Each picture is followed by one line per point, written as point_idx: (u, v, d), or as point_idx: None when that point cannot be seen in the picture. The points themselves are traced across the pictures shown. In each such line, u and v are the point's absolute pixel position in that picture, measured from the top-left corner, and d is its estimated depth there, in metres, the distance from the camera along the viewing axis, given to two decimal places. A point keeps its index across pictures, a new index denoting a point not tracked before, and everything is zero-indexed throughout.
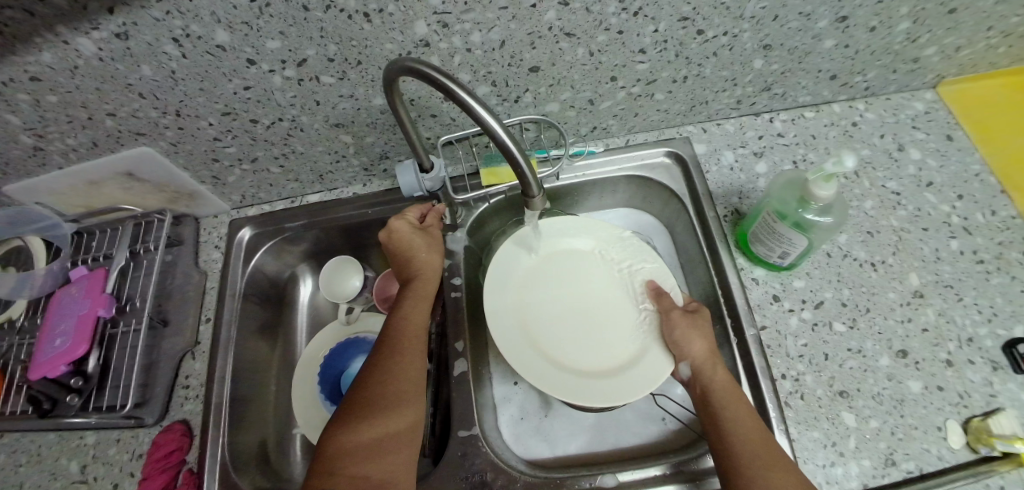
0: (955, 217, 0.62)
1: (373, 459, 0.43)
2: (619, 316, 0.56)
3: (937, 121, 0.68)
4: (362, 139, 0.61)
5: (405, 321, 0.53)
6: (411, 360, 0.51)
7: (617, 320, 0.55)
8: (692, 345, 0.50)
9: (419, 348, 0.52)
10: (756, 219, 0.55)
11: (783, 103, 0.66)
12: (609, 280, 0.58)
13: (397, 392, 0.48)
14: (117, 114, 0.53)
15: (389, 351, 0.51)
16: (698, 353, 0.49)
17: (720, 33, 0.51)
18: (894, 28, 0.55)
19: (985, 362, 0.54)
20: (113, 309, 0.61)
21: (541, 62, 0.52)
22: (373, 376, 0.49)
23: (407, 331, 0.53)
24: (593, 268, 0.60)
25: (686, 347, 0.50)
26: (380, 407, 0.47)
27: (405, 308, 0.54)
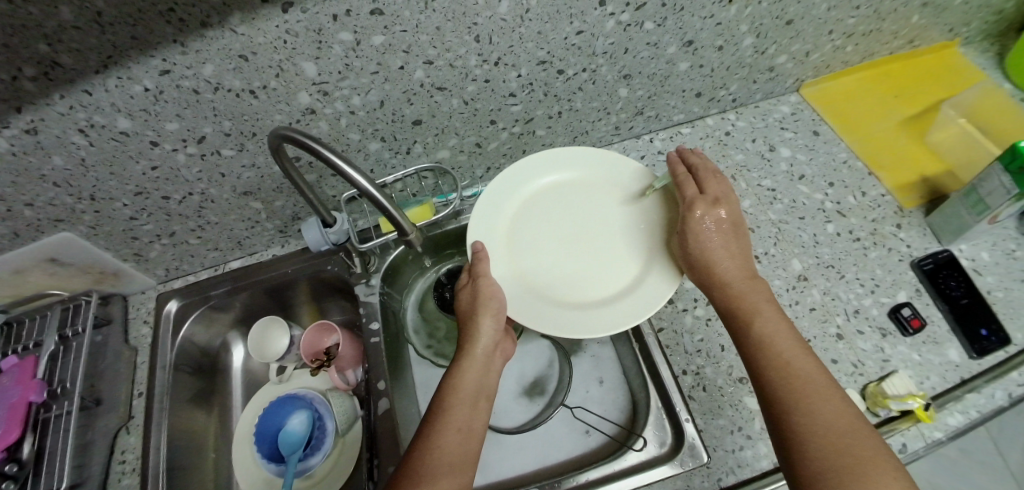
0: (829, 203, 0.68)
1: (434, 478, 0.42)
2: (600, 249, 0.58)
3: (803, 120, 0.75)
4: (271, 203, 0.65)
5: (473, 306, 0.53)
6: (478, 363, 0.51)
7: (601, 250, 0.57)
8: (710, 241, 0.51)
9: (469, 376, 0.50)
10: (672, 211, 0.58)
11: (659, 124, 0.73)
12: (587, 218, 0.60)
13: (475, 379, 0.50)
14: (34, 204, 0.56)
15: (441, 387, 0.50)
16: (720, 249, 0.50)
17: (579, 70, 0.58)
18: (740, 44, 0.63)
19: (875, 330, 0.59)
20: (46, 393, 0.62)
21: (421, 115, 0.57)
22: (435, 410, 0.48)
23: (461, 365, 0.51)
24: (561, 203, 0.61)
25: (708, 243, 0.50)
26: (466, 393, 0.49)
27: (491, 298, 0.53)
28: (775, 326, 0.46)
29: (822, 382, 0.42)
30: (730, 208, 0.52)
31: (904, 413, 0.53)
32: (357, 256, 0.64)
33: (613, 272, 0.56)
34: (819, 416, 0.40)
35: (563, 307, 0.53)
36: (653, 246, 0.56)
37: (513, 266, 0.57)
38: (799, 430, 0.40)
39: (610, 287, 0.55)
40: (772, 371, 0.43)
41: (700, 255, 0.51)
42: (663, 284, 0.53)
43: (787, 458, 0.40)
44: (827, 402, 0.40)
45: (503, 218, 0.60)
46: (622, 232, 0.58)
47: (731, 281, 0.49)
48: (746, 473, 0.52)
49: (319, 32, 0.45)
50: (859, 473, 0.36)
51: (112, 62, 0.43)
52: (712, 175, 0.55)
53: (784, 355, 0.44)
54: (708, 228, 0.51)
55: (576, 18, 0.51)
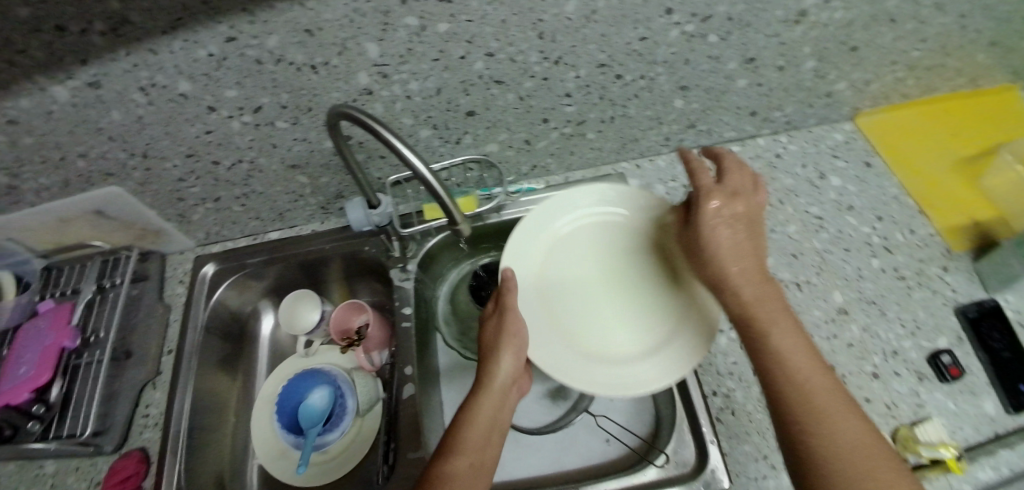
0: (876, 237, 0.66)
1: None
2: (629, 305, 0.56)
3: (856, 150, 0.73)
4: (317, 179, 0.65)
5: (495, 337, 0.51)
6: (498, 393, 0.48)
7: (630, 307, 0.56)
8: (720, 243, 0.45)
9: (489, 406, 0.47)
10: None
11: (710, 139, 0.72)
12: (621, 271, 0.59)
13: (491, 411, 0.47)
14: (88, 156, 0.57)
15: (457, 417, 0.47)
16: (727, 251, 0.45)
17: (637, 77, 0.57)
18: (801, 66, 0.61)
19: (911, 373, 0.58)
20: (78, 340, 0.64)
21: (476, 107, 0.57)
22: (450, 439, 0.45)
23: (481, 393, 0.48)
24: (599, 250, 0.61)
25: (717, 246, 0.45)
26: (484, 424, 0.46)
27: (516, 329, 0.50)
28: (794, 338, 0.42)
29: (839, 401, 0.39)
30: (747, 204, 0.47)
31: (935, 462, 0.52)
32: (395, 241, 0.65)
33: (642, 325, 0.54)
34: (841, 442, 0.37)
35: (580, 355, 0.52)
36: (687, 303, 0.54)
37: (541, 304, 0.57)
38: (816, 454, 0.37)
39: (637, 340, 0.53)
40: (794, 390, 0.40)
41: (716, 255, 0.46)
42: (693, 340, 0.50)
43: (801, 482, 0.38)
44: (847, 425, 0.38)
45: (538, 252, 0.60)
46: (654, 289, 0.57)
47: (741, 285, 0.44)
48: None
49: (386, 14, 0.45)
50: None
51: (181, 24, 0.43)
52: (734, 165, 0.48)
53: (803, 372, 0.40)
54: (717, 226, 0.46)
55: (641, 24, 0.50)
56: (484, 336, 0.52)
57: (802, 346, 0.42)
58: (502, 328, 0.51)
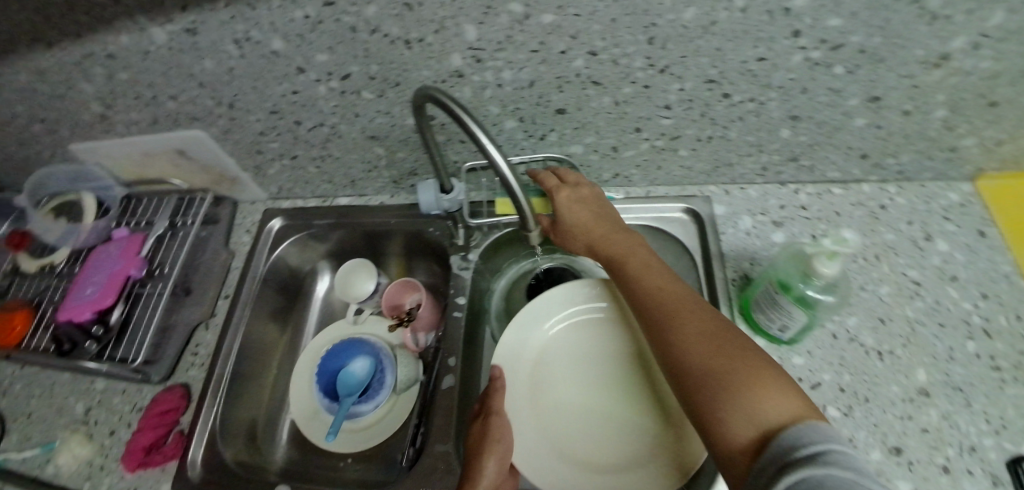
0: (977, 317, 0.59)
1: None
2: (623, 406, 0.53)
3: (972, 215, 0.65)
4: (393, 153, 0.64)
5: (479, 444, 0.49)
6: None
7: (623, 408, 0.53)
8: (578, 217, 0.56)
9: None
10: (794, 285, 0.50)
11: (811, 176, 0.66)
12: (621, 364, 0.55)
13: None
14: (178, 98, 0.59)
15: None
16: (586, 220, 0.56)
17: (746, 99, 0.52)
18: (929, 114, 0.54)
19: (985, 475, 0.50)
20: (144, 271, 0.69)
21: (567, 105, 0.54)
22: None
23: None
24: (602, 338, 0.57)
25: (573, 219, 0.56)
26: None
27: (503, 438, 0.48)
28: (656, 276, 0.49)
29: (692, 318, 0.44)
30: (597, 196, 0.58)
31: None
32: (462, 228, 0.66)
33: (630, 436, 0.51)
34: (694, 349, 0.41)
35: (560, 457, 0.51)
36: (682, 417, 0.50)
37: (530, 400, 0.54)
38: (684, 374, 0.41)
39: (620, 454, 0.50)
40: (658, 321, 0.45)
41: (584, 224, 0.56)
42: (676, 470, 0.47)
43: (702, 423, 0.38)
44: (705, 338, 0.41)
45: (538, 334, 0.58)
46: (653, 392, 0.53)
47: (611, 245, 0.54)
48: None
49: None
50: (733, 396, 0.36)
51: None
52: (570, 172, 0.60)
53: (664, 301, 0.46)
54: (571, 204, 0.57)
55: (762, 43, 0.45)
56: (469, 441, 0.50)
57: (663, 291, 0.48)
58: (487, 435, 0.49)
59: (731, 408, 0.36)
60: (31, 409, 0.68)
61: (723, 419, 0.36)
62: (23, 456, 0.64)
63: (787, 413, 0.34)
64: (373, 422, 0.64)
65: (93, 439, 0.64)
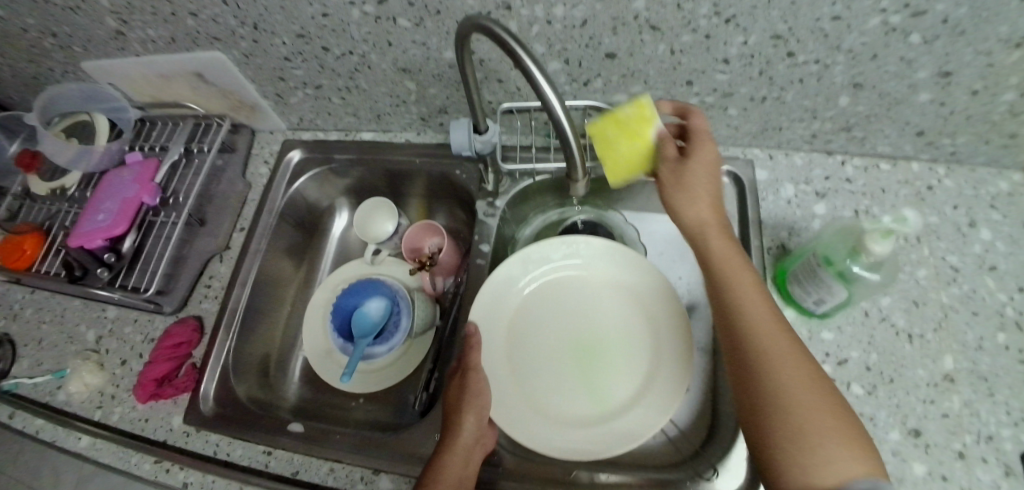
0: (1010, 309, 0.57)
1: None
2: (600, 362, 0.54)
3: (1018, 205, 0.62)
4: (425, 89, 0.61)
5: (457, 401, 0.50)
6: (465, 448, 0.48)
7: (599, 366, 0.53)
8: (693, 209, 0.47)
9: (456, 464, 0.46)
10: (828, 261, 0.49)
11: (860, 148, 0.64)
12: (600, 322, 0.56)
13: (457, 468, 0.46)
14: (199, 16, 0.55)
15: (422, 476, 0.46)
16: (699, 214, 0.47)
17: (811, 60, 0.49)
18: (997, 97, 0.51)
19: (999, 465, 0.50)
20: (158, 199, 0.65)
21: (619, 50, 0.51)
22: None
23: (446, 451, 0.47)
24: (582, 298, 0.58)
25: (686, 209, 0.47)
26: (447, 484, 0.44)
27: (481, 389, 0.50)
28: (755, 297, 0.42)
29: (797, 360, 0.39)
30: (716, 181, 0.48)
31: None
32: (491, 172, 0.66)
33: (610, 385, 0.52)
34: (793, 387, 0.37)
35: (535, 409, 0.51)
36: (659, 364, 0.52)
37: (506, 359, 0.55)
38: (763, 407, 0.37)
39: (601, 401, 0.51)
40: (750, 338, 0.40)
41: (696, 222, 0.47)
42: (658, 415, 0.48)
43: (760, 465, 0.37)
44: (806, 380, 0.37)
45: (518, 291, 0.58)
46: (631, 350, 0.54)
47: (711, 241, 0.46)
48: None
49: None
50: (816, 455, 0.34)
51: None
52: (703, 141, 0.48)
53: (761, 323, 0.41)
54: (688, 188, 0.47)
55: None
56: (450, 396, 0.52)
57: (772, 318, 0.41)
58: (467, 393, 0.50)
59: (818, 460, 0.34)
60: (42, 335, 0.68)
61: (808, 473, 0.33)
62: (34, 381, 0.64)
63: (858, 470, 0.33)
64: (388, 363, 0.68)
65: (104, 369, 0.63)
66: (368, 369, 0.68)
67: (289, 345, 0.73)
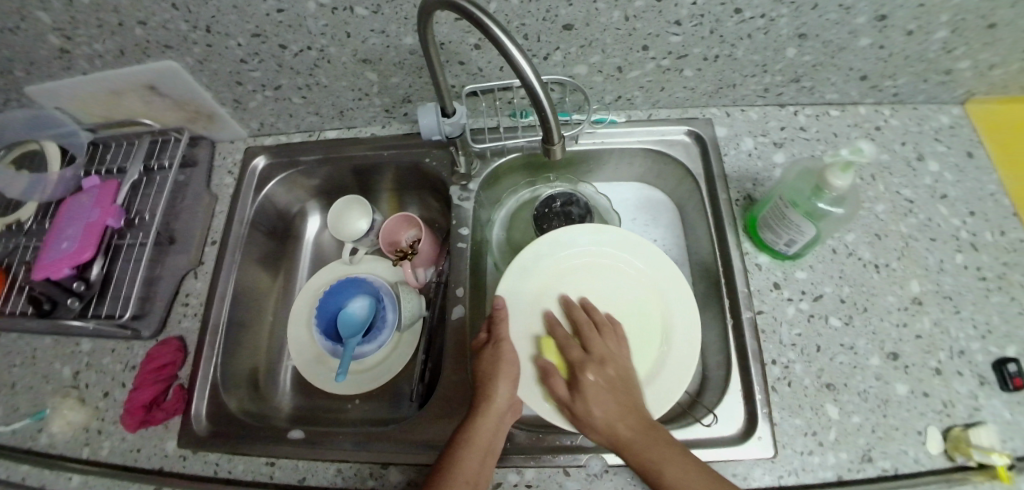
0: (964, 232, 0.61)
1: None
2: None
3: (959, 137, 0.67)
4: (387, 79, 0.61)
5: (492, 368, 0.51)
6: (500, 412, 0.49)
7: None
8: (595, 399, 0.47)
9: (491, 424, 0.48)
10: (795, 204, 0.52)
11: (810, 98, 0.67)
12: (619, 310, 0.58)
13: (490, 432, 0.47)
14: (147, 24, 0.54)
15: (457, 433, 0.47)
16: (605, 402, 0.47)
17: (757, 15, 0.52)
18: (931, 35, 0.55)
19: (973, 376, 0.53)
20: (122, 220, 0.63)
21: (575, 21, 0.52)
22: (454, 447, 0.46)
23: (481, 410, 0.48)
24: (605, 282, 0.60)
25: (592, 403, 0.47)
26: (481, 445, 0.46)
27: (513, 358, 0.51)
28: (688, 471, 0.43)
29: None
30: (617, 361, 0.51)
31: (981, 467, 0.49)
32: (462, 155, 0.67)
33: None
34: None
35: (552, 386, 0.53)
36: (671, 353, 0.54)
37: (530, 335, 0.56)
38: None
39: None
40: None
41: (607, 421, 0.46)
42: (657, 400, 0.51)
43: None
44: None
45: (545, 269, 0.60)
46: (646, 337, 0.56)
47: (617, 424, 0.46)
48: (807, 478, 0.50)
49: None
50: None
51: None
52: (597, 334, 0.53)
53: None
54: (590, 392, 0.48)
55: None
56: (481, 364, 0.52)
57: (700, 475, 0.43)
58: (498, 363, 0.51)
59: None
60: (14, 377, 0.63)
61: None
62: (12, 427, 0.60)
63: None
64: (378, 361, 0.68)
65: (85, 403, 0.60)
66: (359, 369, 0.68)
67: (278, 356, 0.71)
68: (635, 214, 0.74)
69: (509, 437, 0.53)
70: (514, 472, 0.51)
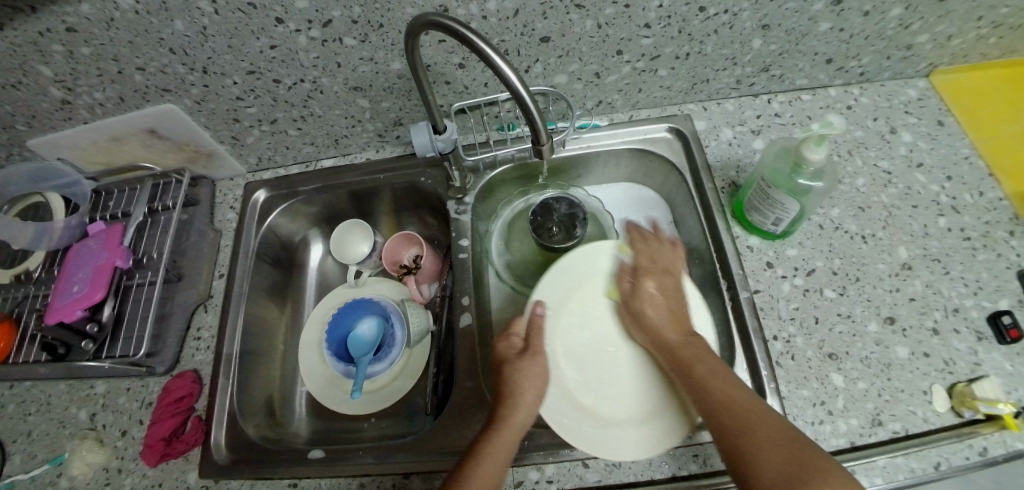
0: (944, 197, 0.63)
1: None
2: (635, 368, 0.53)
3: (928, 108, 0.70)
4: (378, 104, 0.64)
5: (517, 376, 0.50)
6: (523, 422, 0.48)
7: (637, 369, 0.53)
8: (647, 314, 0.52)
9: (513, 434, 0.47)
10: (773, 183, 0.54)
11: (781, 85, 0.71)
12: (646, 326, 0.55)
13: (510, 443, 0.46)
14: (146, 69, 0.56)
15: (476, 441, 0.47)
16: (659, 311, 0.51)
17: (721, 11, 0.55)
18: (886, 14, 0.58)
19: (970, 332, 0.55)
20: (130, 261, 0.65)
21: (551, 33, 0.55)
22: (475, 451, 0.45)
23: (508, 420, 0.47)
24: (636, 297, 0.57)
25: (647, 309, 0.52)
26: (498, 453, 0.45)
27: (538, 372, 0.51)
28: (724, 380, 0.44)
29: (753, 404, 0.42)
30: (677, 277, 0.54)
31: (989, 418, 0.50)
32: (457, 170, 0.69)
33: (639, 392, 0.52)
34: (766, 457, 0.39)
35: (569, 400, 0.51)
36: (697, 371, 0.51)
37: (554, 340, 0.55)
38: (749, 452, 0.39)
39: (622, 406, 0.51)
40: (732, 423, 0.41)
41: (657, 322, 0.51)
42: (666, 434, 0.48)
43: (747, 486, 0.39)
44: (775, 440, 0.39)
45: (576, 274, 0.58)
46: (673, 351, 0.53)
47: (650, 310, 0.52)
48: (822, 447, 0.51)
49: None
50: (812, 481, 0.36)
51: None
52: (664, 244, 0.58)
53: (736, 415, 0.42)
54: (648, 294, 0.53)
55: None
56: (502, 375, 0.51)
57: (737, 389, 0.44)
58: (524, 373, 0.51)
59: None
60: (30, 426, 0.64)
61: None
62: (31, 475, 0.60)
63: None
64: (390, 380, 0.68)
65: (104, 444, 0.61)
66: (371, 390, 0.68)
67: (291, 383, 0.72)
68: (626, 213, 0.76)
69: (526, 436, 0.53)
70: (534, 469, 0.52)
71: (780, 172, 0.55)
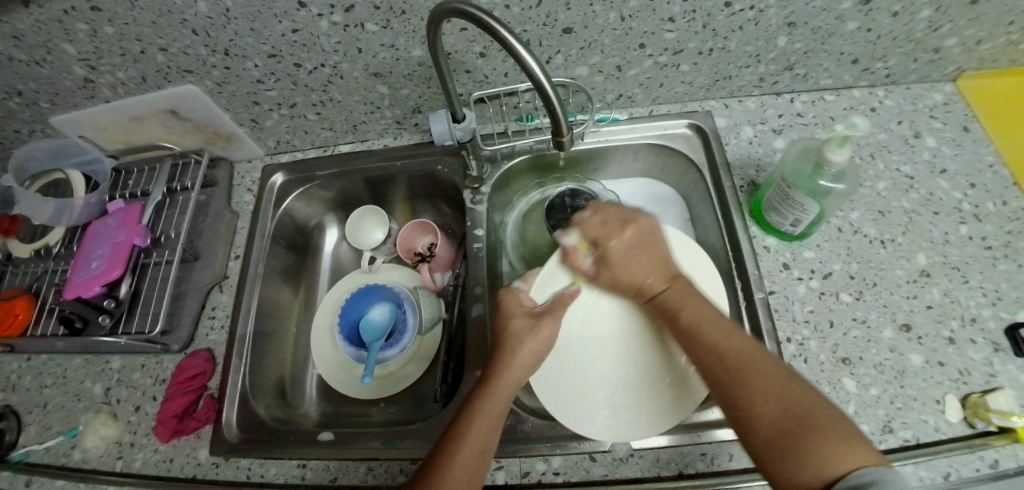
0: (966, 204, 0.62)
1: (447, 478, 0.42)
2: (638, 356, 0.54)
3: (955, 113, 0.68)
4: (397, 91, 0.64)
5: (516, 339, 0.50)
6: (518, 380, 0.49)
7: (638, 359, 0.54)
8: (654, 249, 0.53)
9: (508, 391, 0.48)
10: (794, 183, 0.54)
11: (804, 84, 0.69)
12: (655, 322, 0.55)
13: (503, 401, 0.47)
14: (168, 50, 0.57)
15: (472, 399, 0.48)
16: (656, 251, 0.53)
17: (746, 7, 0.54)
18: (916, 15, 0.57)
19: (987, 343, 0.54)
20: (148, 240, 0.66)
21: (574, 24, 0.55)
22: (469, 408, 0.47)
23: (503, 379, 0.48)
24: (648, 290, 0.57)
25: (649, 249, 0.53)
26: (493, 411, 0.46)
27: (541, 340, 0.51)
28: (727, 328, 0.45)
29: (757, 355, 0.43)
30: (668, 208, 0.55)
31: (1002, 431, 0.49)
32: (474, 160, 0.69)
33: (640, 377, 0.53)
34: (766, 407, 0.39)
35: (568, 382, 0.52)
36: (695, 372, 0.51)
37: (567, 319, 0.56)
38: (746, 405, 0.40)
39: (627, 391, 0.52)
40: (731, 367, 0.42)
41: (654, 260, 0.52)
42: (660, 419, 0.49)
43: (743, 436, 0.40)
44: (772, 390, 0.39)
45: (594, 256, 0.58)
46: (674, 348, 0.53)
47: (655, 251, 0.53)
48: None
49: None
50: (805, 448, 0.36)
51: None
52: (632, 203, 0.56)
53: (747, 359, 0.42)
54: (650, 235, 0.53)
55: None
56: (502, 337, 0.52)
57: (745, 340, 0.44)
58: (531, 337, 0.51)
59: (795, 464, 0.35)
60: (46, 398, 0.65)
61: (785, 472, 0.36)
62: (46, 446, 0.62)
63: (856, 467, 0.34)
64: (400, 366, 0.69)
65: (117, 418, 0.62)
66: (382, 376, 0.69)
67: (301, 366, 0.73)
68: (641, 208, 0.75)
69: (533, 427, 0.54)
70: (541, 461, 0.52)
71: (801, 173, 0.54)
